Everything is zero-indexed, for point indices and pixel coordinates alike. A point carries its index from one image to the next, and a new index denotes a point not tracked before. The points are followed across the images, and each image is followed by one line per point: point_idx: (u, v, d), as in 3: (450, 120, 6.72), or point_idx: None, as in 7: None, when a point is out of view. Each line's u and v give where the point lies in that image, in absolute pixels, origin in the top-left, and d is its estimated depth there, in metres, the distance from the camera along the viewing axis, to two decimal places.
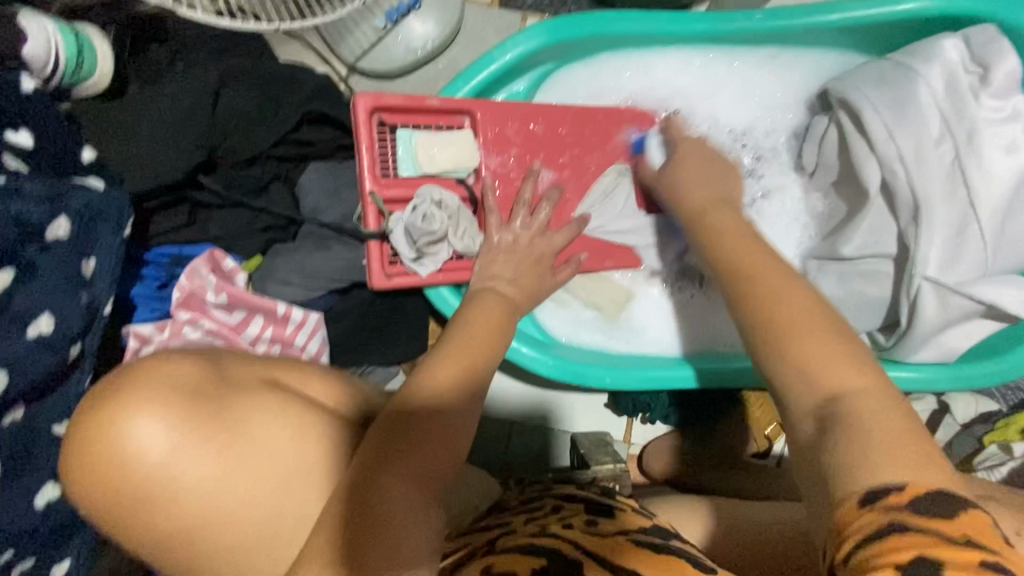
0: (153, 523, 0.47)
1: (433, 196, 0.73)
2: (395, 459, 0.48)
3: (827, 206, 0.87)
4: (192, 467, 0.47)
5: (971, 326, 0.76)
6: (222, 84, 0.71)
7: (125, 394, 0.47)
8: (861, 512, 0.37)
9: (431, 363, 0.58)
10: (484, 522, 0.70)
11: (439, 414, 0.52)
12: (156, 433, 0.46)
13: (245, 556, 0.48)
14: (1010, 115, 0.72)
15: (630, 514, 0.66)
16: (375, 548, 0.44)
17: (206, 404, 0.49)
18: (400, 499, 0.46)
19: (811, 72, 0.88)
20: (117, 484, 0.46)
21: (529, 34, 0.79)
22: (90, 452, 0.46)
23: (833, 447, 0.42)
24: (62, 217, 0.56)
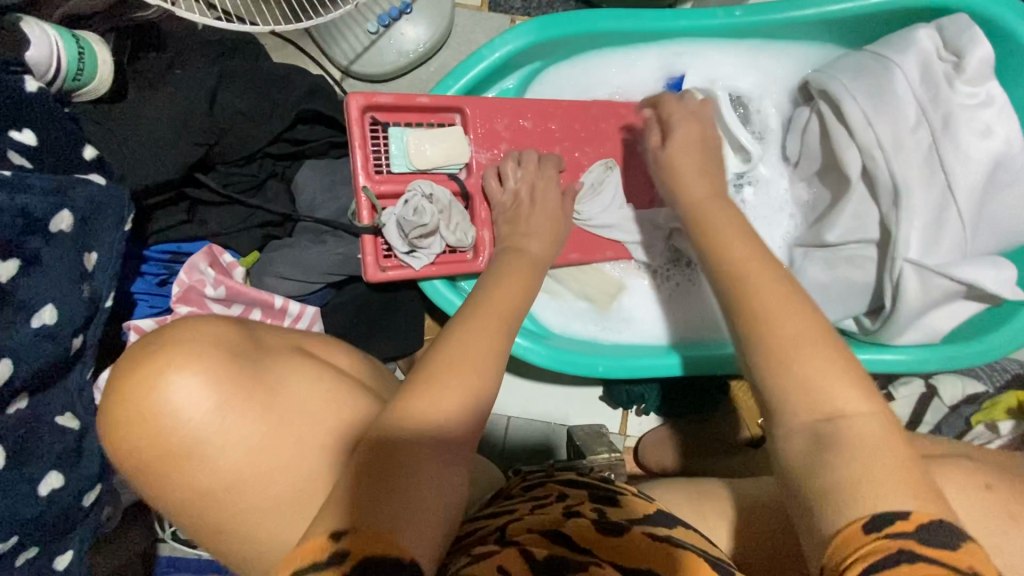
0: (195, 476, 0.50)
1: (425, 189, 0.75)
2: (410, 414, 0.49)
3: (812, 194, 0.89)
4: (229, 423, 0.51)
5: (955, 306, 0.77)
6: (219, 85, 0.73)
7: (168, 353, 0.51)
8: (866, 538, 0.41)
9: (458, 327, 0.58)
10: (485, 511, 0.68)
11: (457, 376, 0.52)
12: (196, 389, 0.50)
13: (273, 512, 0.51)
14: (984, 101, 0.74)
15: (633, 499, 0.66)
16: (390, 497, 0.44)
17: (243, 365, 0.53)
18: (414, 452, 0.47)
19: (793, 66, 0.91)
20: (160, 436, 0.50)
21: (516, 33, 0.81)
22: (136, 404, 0.49)
23: (829, 466, 0.45)
24: (64, 211, 0.58)
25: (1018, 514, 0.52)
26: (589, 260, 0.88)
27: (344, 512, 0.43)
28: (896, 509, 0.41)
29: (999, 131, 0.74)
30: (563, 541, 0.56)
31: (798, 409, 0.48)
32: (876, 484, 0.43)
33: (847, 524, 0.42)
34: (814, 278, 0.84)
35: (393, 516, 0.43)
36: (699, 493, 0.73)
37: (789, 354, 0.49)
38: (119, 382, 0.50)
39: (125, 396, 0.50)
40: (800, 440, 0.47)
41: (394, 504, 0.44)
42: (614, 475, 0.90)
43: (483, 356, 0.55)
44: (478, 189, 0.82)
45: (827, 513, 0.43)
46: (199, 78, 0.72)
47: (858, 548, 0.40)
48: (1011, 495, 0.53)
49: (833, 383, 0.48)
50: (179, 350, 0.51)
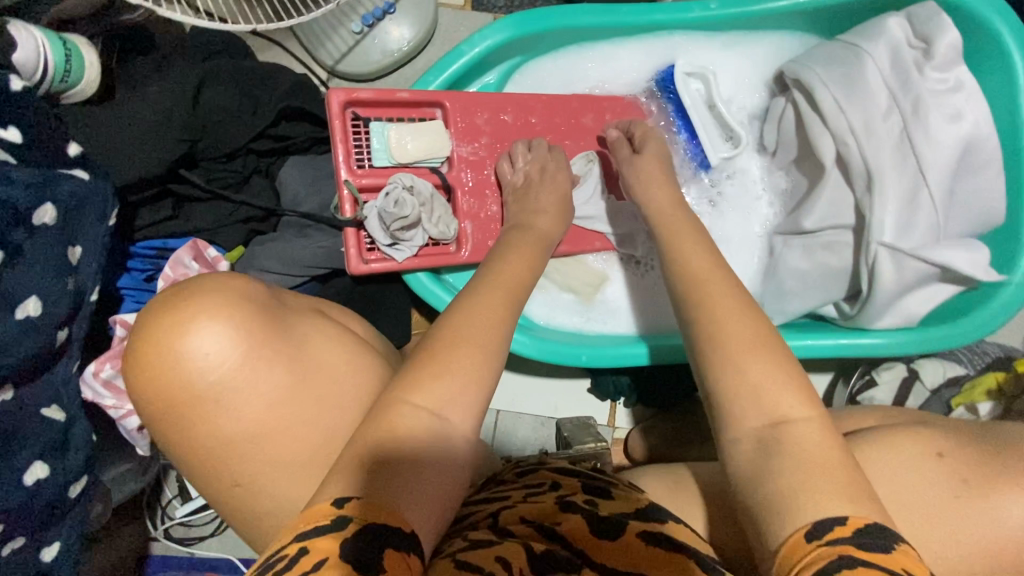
0: (219, 423, 0.55)
1: (406, 182, 0.77)
2: (415, 385, 0.52)
3: (790, 182, 0.90)
4: (254, 376, 0.55)
5: (929, 290, 0.79)
6: (203, 81, 0.74)
7: (208, 305, 0.54)
8: (810, 547, 0.43)
9: (470, 301, 0.59)
10: (481, 493, 0.67)
11: (464, 349, 0.54)
12: (228, 341, 0.54)
13: (268, 474, 0.56)
14: (952, 86, 0.76)
15: (624, 492, 0.64)
16: (392, 469, 0.47)
17: (272, 322, 0.57)
18: (416, 423, 0.50)
19: (771, 57, 0.92)
20: (192, 380, 0.53)
21: (495, 29, 0.83)
22: (172, 348, 0.53)
23: (778, 474, 0.47)
24: (48, 204, 0.59)
25: (967, 479, 0.56)
26: (572, 252, 0.90)
27: (346, 479, 0.46)
28: (835, 517, 0.44)
29: (967, 115, 0.75)
30: (561, 539, 0.57)
31: (749, 413, 0.51)
32: (818, 494, 0.45)
33: (791, 535, 0.44)
34: (792, 264, 0.85)
35: (390, 486, 0.46)
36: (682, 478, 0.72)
37: (740, 345, 0.54)
38: (150, 332, 0.53)
39: (157, 342, 0.53)
40: (748, 445, 0.51)
41: (393, 475, 0.47)
42: (598, 463, 0.90)
43: (491, 331, 0.56)
44: (460, 182, 0.84)
45: (773, 523, 0.46)
46: (183, 75, 0.74)
47: (803, 557, 0.42)
48: (960, 460, 0.57)
49: (785, 377, 0.52)
50: (212, 303, 0.55)
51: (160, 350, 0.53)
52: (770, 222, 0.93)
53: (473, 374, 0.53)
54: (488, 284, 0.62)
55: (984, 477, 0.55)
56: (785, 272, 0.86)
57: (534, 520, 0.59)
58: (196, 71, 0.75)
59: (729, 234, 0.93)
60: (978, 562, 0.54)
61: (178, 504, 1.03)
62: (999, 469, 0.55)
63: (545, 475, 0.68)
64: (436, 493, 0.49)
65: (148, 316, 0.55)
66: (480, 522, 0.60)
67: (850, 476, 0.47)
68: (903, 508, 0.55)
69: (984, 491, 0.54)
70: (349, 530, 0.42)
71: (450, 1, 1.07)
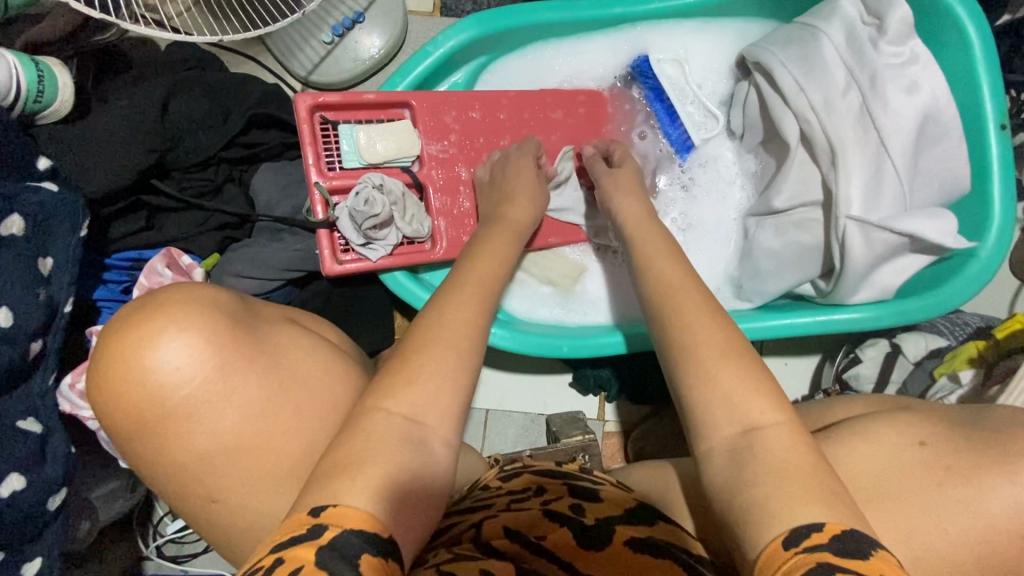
0: (193, 436, 0.54)
1: (375, 180, 0.78)
2: (390, 392, 0.50)
3: (759, 164, 0.91)
4: (226, 388, 0.54)
5: (903, 262, 0.79)
6: (171, 93, 0.76)
7: (174, 317, 0.53)
8: (786, 554, 0.41)
9: (448, 298, 0.59)
10: (465, 503, 0.63)
11: (434, 347, 0.53)
12: (197, 354, 0.53)
13: (240, 482, 0.55)
14: (908, 59, 0.78)
15: (612, 493, 0.63)
16: (361, 471, 0.45)
17: (245, 332, 0.57)
18: (384, 426, 0.48)
19: (734, 43, 0.94)
20: (164, 394, 0.53)
21: (458, 28, 0.84)
22: (137, 363, 0.52)
23: (748, 480, 0.47)
24: (15, 216, 0.61)
25: (951, 466, 0.53)
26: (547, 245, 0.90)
27: (322, 486, 0.44)
28: (813, 522, 0.43)
29: (923, 87, 0.77)
30: (545, 550, 0.53)
31: (721, 417, 0.50)
32: (791, 500, 0.44)
33: (769, 544, 0.43)
34: (766, 245, 0.85)
35: (362, 495, 0.44)
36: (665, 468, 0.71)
37: (707, 335, 0.54)
38: (117, 346, 0.52)
39: (123, 356, 0.52)
40: (720, 456, 0.50)
41: (366, 479, 0.45)
42: (587, 457, 0.91)
43: (462, 332, 0.55)
44: (431, 180, 0.84)
45: (751, 532, 0.44)
46: (152, 88, 0.75)
47: (780, 565, 0.41)
48: (942, 448, 0.54)
49: (742, 352, 0.53)
50: (180, 313, 0.54)
51: (127, 366, 0.52)
52: (744, 205, 0.93)
53: (449, 371, 0.52)
54: (466, 283, 0.61)
55: (990, 469, 0.52)
56: (761, 254, 0.86)
57: (518, 532, 0.55)
58: (165, 83, 0.76)
59: (702, 219, 0.94)
60: (969, 543, 0.51)
61: (169, 520, 1.03)
62: (979, 444, 0.54)
63: (527, 480, 0.65)
64: (410, 493, 0.47)
65: (113, 332, 0.54)
66: (461, 536, 0.56)
67: (820, 483, 0.45)
68: (889, 494, 0.53)
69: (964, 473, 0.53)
70: (323, 539, 0.40)
71: (419, 8, 1.09)
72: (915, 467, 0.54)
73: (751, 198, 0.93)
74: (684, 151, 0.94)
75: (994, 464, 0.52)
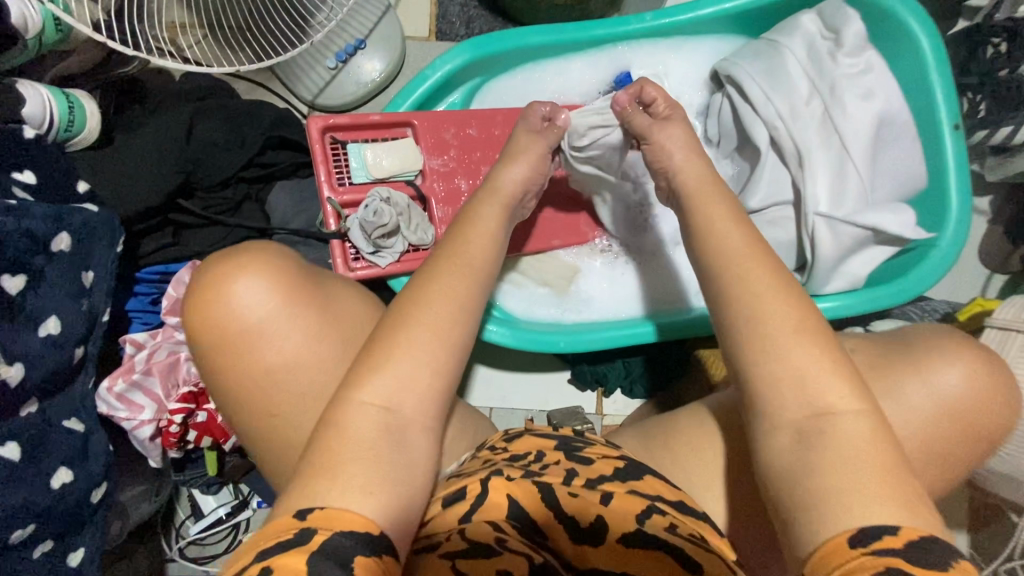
0: (251, 358, 0.62)
1: (383, 194, 0.85)
2: (360, 382, 0.55)
3: (735, 168, 0.98)
4: (287, 327, 0.62)
5: (869, 253, 0.86)
6: (193, 119, 0.83)
7: (263, 259, 0.62)
8: (853, 552, 0.47)
9: (439, 274, 0.62)
10: (467, 464, 0.68)
11: (441, 341, 0.58)
12: (271, 292, 0.61)
13: (282, 443, 0.64)
14: (863, 68, 0.88)
15: (598, 450, 0.67)
16: (341, 472, 0.51)
17: (314, 285, 0.65)
18: (372, 418, 0.54)
19: (708, 57, 1.02)
20: (237, 316, 0.61)
21: (453, 53, 0.92)
22: (226, 285, 0.61)
23: (823, 471, 0.51)
24: (63, 233, 0.67)
25: (874, 366, 0.66)
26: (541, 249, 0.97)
27: (308, 486, 0.50)
28: (888, 526, 0.48)
29: (877, 94, 0.87)
30: (548, 551, 0.57)
31: (796, 400, 0.54)
32: (863, 496, 0.49)
33: (834, 537, 0.48)
34: None
35: (349, 496, 0.50)
36: (652, 429, 0.76)
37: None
38: (212, 270, 0.61)
39: (216, 279, 0.61)
40: (786, 442, 0.54)
41: (345, 481, 0.51)
42: None
43: (465, 326, 0.60)
44: (433, 192, 0.91)
45: (806, 532, 0.50)
46: (176, 116, 0.82)
47: (847, 561, 0.46)
48: (867, 353, 0.68)
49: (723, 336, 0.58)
50: (267, 256, 0.63)
51: (214, 286, 0.61)
52: None
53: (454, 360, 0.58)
54: (465, 261, 0.64)
55: None
56: None
57: (520, 512, 0.59)
58: (187, 111, 0.83)
59: None
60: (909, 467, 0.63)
61: (190, 523, 1.07)
62: (900, 357, 0.66)
63: (530, 441, 0.68)
64: (400, 478, 0.53)
65: (213, 260, 0.63)
66: (466, 489, 0.60)
67: (891, 480, 0.50)
68: None
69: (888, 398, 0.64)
70: (314, 544, 0.45)
71: (416, 33, 1.17)
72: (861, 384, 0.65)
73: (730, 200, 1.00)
74: None
75: (915, 371, 0.64)
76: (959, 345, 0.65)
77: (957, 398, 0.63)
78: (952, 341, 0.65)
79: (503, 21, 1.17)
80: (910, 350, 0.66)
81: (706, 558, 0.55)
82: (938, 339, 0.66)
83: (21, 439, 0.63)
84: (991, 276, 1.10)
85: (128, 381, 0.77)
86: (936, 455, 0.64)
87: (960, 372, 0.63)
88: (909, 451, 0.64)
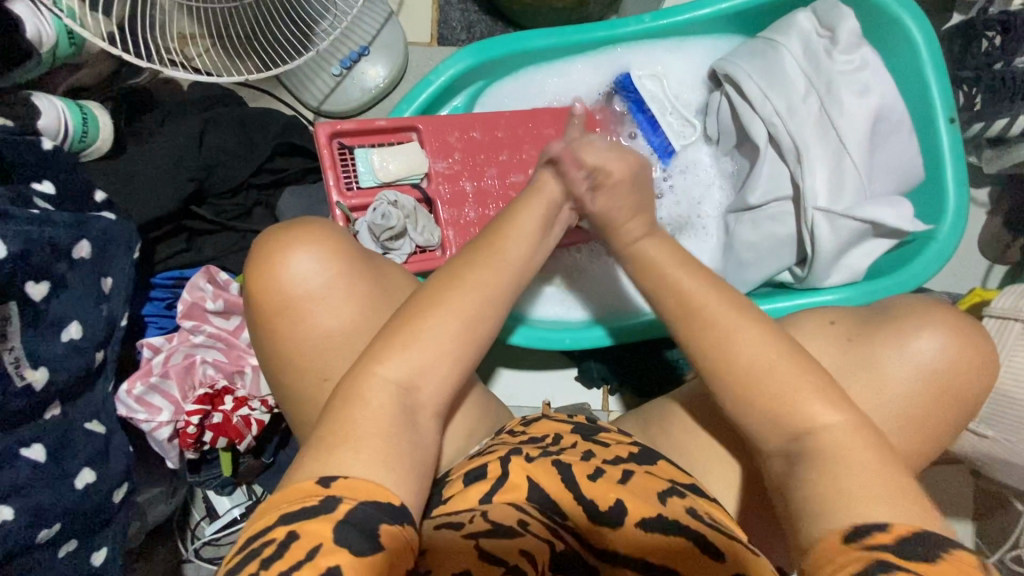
0: (302, 333, 0.62)
1: (390, 197, 0.87)
2: (384, 357, 0.57)
3: (735, 165, 1.00)
4: (339, 300, 0.63)
5: (868, 246, 0.88)
6: (205, 128, 0.85)
7: (319, 232, 0.64)
8: (845, 546, 0.49)
9: (465, 269, 0.63)
10: (486, 446, 0.71)
11: (453, 339, 0.59)
12: (326, 264, 0.63)
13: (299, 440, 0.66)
14: (859, 65, 0.89)
15: (612, 435, 0.70)
16: (362, 441, 0.53)
17: (364, 261, 0.66)
18: (387, 408, 0.55)
19: (706, 57, 1.04)
20: (294, 288, 0.62)
21: (456, 58, 0.94)
22: (285, 255, 0.62)
23: (809, 477, 0.54)
24: (84, 241, 0.69)
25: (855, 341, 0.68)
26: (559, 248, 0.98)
27: (330, 454, 0.51)
28: (877, 522, 0.50)
29: (874, 90, 0.89)
30: (569, 533, 0.58)
31: (787, 406, 0.57)
32: (848, 498, 0.52)
33: (827, 535, 0.51)
34: (745, 238, 0.93)
35: (371, 466, 0.51)
36: (650, 414, 0.77)
37: (690, 301, 0.63)
38: (273, 241, 0.63)
39: (275, 250, 0.62)
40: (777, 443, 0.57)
41: (374, 449, 0.52)
42: None
43: (476, 324, 0.61)
44: (439, 194, 0.93)
45: (813, 522, 0.52)
46: (189, 125, 0.85)
47: (838, 554, 0.48)
48: (847, 323, 0.70)
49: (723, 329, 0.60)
50: (322, 231, 0.65)
51: (275, 256, 0.62)
52: (723, 203, 1.02)
53: (463, 357, 0.60)
54: (474, 264, 0.66)
55: None
56: (741, 245, 0.93)
57: (539, 493, 0.61)
58: (199, 120, 0.86)
59: (685, 218, 1.01)
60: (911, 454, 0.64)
61: (205, 524, 1.08)
62: (874, 327, 0.68)
63: (547, 427, 0.71)
64: (422, 465, 0.54)
65: (272, 233, 0.65)
66: (488, 469, 0.63)
67: (875, 478, 0.52)
68: None
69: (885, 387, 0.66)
70: (338, 513, 0.47)
71: (417, 39, 1.19)
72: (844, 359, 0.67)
73: (730, 197, 1.01)
74: (668, 156, 1.03)
75: (891, 341, 0.66)
76: (931, 311, 0.66)
77: (958, 393, 0.65)
78: (922, 308, 0.67)
79: (503, 25, 1.19)
80: (880, 322, 0.68)
81: (722, 540, 0.56)
82: (909, 308, 0.68)
83: (44, 441, 0.65)
84: (992, 267, 1.11)
85: (146, 384, 0.79)
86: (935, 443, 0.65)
87: (934, 337, 0.64)
88: (911, 439, 0.65)
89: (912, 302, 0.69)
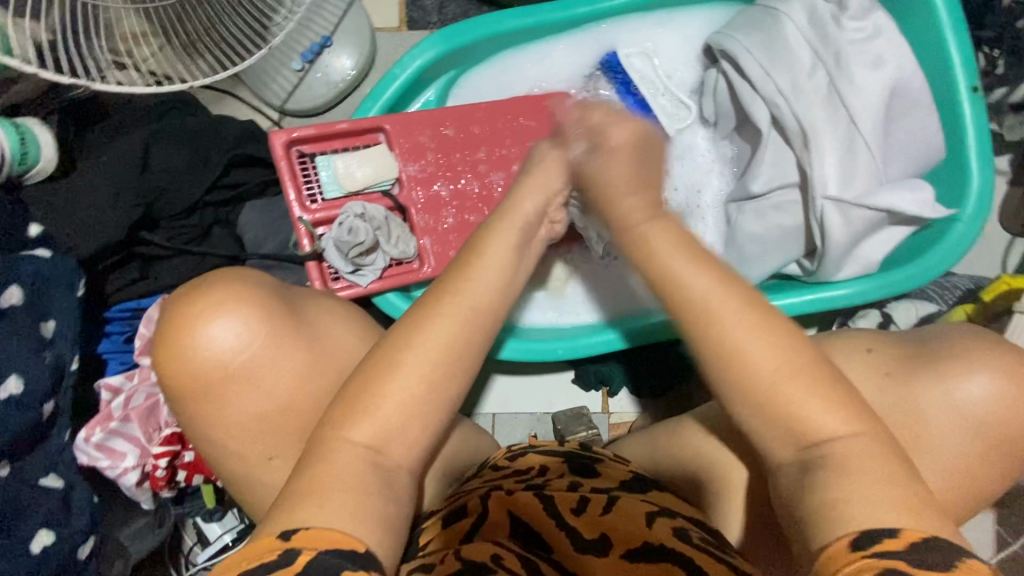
0: (252, 391, 0.59)
1: (357, 210, 0.80)
2: (351, 421, 0.51)
3: (735, 149, 0.92)
4: (287, 356, 0.59)
5: (884, 235, 0.81)
6: (147, 146, 0.77)
7: (227, 296, 0.58)
8: (851, 556, 0.43)
9: (437, 303, 0.57)
10: (470, 484, 0.64)
11: (425, 377, 0.53)
12: (239, 333, 0.58)
13: (266, 484, 0.61)
14: (872, 33, 0.80)
15: (609, 466, 0.64)
16: (331, 495, 0.47)
17: (292, 316, 0.61)
18: (355, 455, 0.50)
19: (701, 29, 0.94)
20: (224, 359, 0.58)
21: (423, 48, 0.85)
22: (191, 332, 0.57)
23: (817, 486, 0.48)
24: (13, 287, 0.63)
25: (891, 371, 0.62)
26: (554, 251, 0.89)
27: (295, 508, 0.46)
28: (887, 528, 0.44)
29: (889, 61, 0.79)
30: (554, 564, 0.53)
31: (799, 437, 0.51)
32: (861, 506, 0.46)
33: (837, 540, 0.44)
34: (748, 229, 0.85)
35: (335, 518, 0.46)
36: (656, 432, 0.73)
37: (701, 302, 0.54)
38: (179, 316, 0.57)
39: (184, 326, 0.57)
40: (787, 474, 0.51)
41: (331, 506, 0.47)
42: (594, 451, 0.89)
43: (450, 362, 0.54)
44: (412, 201, 0.86)
45: (819, 529, 0.46)
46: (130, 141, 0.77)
47: (847, 564, 0.42)
48: (886, 356, 0.63)
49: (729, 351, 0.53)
50: (238, 293, 0.59)
51: (179, 335, 0.57)
52: (723, 190, 0.93)
53: (428, 400, 0.53)
54: (446, 289, 0.59)
55: None
56: (743, 237, 0.85)
57: (521, 528, 0.56)
58: (142, 135, 0.78)
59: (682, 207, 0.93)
60: (938, 474, 0.59)
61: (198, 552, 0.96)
62: (919, 364, 0.61)
63: (533, 459, 0.65)
64: (393, 518, 0.49)
65: (179, 301, 0.59)
66: (467, 507, 0.58)
67: (897, 494, 0.46)
68: None
69: (910, 404, 0.60)
70: (297, 565, 0.41)
71: (385, 25, 1.09)
72: (871, 389, 0.61)
73: (730, 183, 0.93)
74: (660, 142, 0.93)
75: (942, 382, 0.60)
76: (985, 350, 0.59)
77: (978, 404, 0.58)
78: (977, 346, 0.60)
79: (478, 5, 1.09)
80: (923, 355, 0.62)
81: (706, 561, 0.50)
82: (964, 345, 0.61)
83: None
84: (1012, 242, 1.02)
85: (106, 431, 0.74)
86: (960, 458, 0.59)
87: (985, 380, 0.58)
88: (941, 457, 0.59)
89: (962, 336, 0.62)
